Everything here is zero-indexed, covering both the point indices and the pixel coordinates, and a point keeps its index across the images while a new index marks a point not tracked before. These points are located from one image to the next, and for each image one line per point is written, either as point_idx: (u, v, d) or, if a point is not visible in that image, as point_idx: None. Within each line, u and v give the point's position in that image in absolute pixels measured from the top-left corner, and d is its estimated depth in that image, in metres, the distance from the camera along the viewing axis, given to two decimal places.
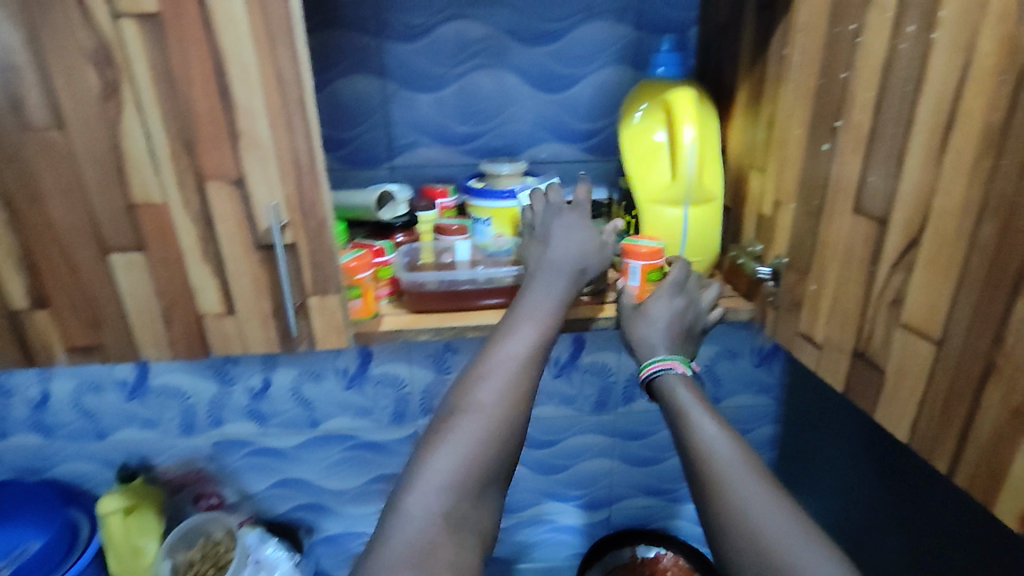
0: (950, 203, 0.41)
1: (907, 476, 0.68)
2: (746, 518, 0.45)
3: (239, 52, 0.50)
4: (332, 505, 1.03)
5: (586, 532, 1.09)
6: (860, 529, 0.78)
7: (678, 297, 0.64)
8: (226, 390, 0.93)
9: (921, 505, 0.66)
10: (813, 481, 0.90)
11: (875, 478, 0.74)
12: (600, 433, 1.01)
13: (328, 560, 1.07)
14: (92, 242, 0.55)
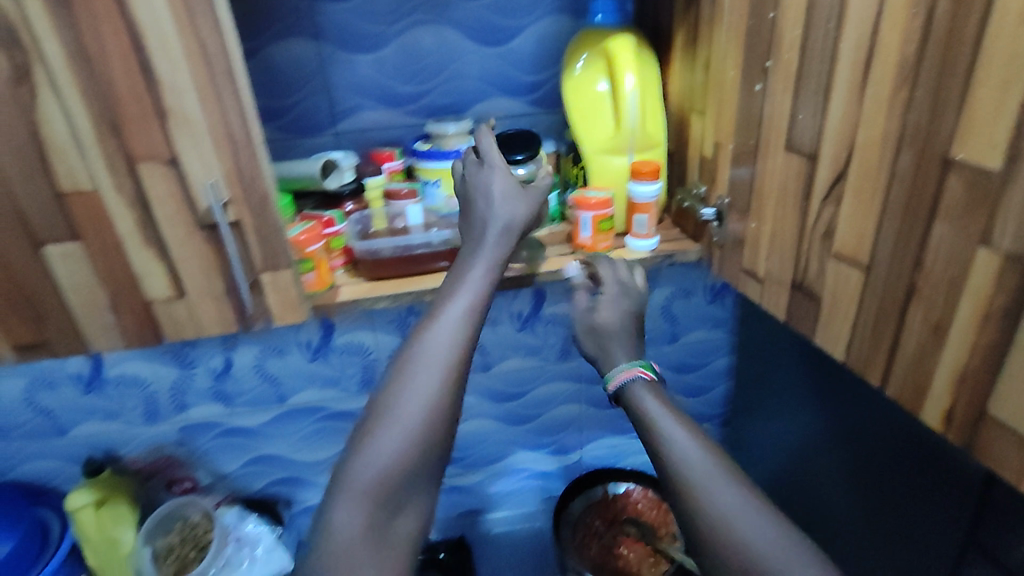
0: (873, 136, 0.43)
1: (848, 400, 0.72)
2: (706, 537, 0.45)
3: (158, 24, 0.48)
4: (309, 476, 1.04)
5: (560, 476, 1.14)
6: (809, 455, 0.83)
7: (625, 300, 0.63)
8: (188, 373, 0.92)
9: (859, 416, 0.71)
10: (766, 407, 0.95)
11: (817, 405, 0.79)
12: (567, 381, 1.04)
13: (311, 529, 1.09)
14: (22, 235, 0.53)
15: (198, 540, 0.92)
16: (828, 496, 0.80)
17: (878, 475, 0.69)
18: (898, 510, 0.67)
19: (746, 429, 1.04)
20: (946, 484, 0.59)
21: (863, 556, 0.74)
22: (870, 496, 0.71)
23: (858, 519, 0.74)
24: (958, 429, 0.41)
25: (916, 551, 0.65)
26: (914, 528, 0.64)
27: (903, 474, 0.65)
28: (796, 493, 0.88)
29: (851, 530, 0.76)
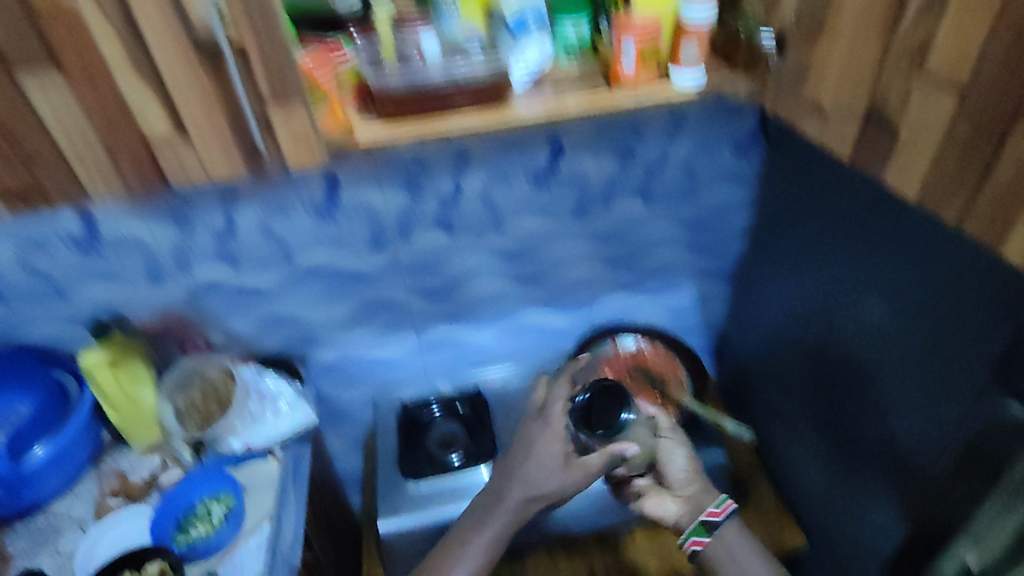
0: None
1: (887, 242, 0.71)
2: None
3: None
4: (322, 335, 1.03)
5: (571, 333, 1.15)
6: (832, 302, 0.84)
7: (679, 453, 0.86)
8: (188, 233, 0.87)
9: (904, 260, 0.69)
10: (788, 252, 0.93)
11: (848, 249, 0.78)
12: (582, 239, 1.02)
13: (327, 385, 1.10)
14: None
15: (218, 396, 0.93)
16: (848, 342, 0.82)
17: (913, 311, 0.69)
18: (931, 342, 0.67)
19: (758, 283, 1.05)
20: (993, 311, 0.59)
21: (881, 393, 0.76)
22: (897, 333, 0.72)
23: (881, 357, 0.76)
24: None
25: (948, 378, 0.66)
26: (948, 357, 0.65)
27: (942, 307, 0.65)
28: (814, 340, 0.89)
29: (871, 367, 0.78)
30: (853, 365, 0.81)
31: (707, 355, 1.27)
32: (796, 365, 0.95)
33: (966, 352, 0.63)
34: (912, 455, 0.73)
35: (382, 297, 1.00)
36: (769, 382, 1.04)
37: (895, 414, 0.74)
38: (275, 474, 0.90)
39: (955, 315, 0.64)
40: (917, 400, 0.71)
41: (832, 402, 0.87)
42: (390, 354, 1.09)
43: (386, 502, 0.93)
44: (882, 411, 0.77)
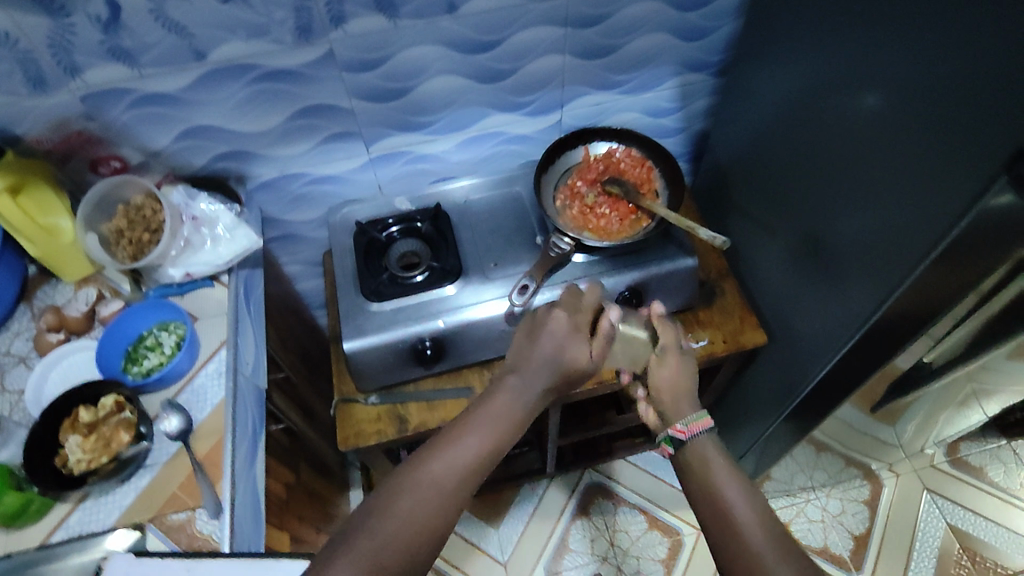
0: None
1: (920, 13, 0.61)
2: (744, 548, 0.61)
3: None
4: (257, 149, 0.91)
5: (538, 140, 1.05)
6: (835, 89, 0.75)
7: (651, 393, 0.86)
8: (63, 23, 0.69)
9: (926, 37, 0.61)
10: (791, 34, 0.83)
11: (866, 24, 0.68)
12: (551, 24, 0.86)
13: (273, 205, 1.01)
14: None
15: (149, 223, 0.83)
16: (838, 135, 0.76)
17: (923, 94, 0.62)
18: (934, 133, 0.61)
19: (751, 74, 0.94)
20: (1006, 103, 0.54)
21: (867, 189, 0.73)
22: (900, 124, 0.65)
23: (875, 152, 0.70)
24: None
25: (943, 172, 0.61)
26: (949, 150, 0.60)
27: (960, 87, 0.58)
28: (804, 134, 0.83)
29: (862, 162, 0.73)
30: (840, 159, 0.76)
31: (683, 158, 1.19)
32: (780, 163, 0.90)
33: (973, 143, 0.58)
34: (886, 251, 0.72)
35: (321, 101, 0.87)
36: (750, 182, 1.00)
37: (873, 210, 0.72)
38: (224, 297, 0.83)
39: (972, 102, 0.57)
40: (905, 196, 0.67)
41: (812, 200, 0.84)
42: (339, 166, 0.98)
43: (348, 324, 0.90)
44: (858, 206, 0.75)
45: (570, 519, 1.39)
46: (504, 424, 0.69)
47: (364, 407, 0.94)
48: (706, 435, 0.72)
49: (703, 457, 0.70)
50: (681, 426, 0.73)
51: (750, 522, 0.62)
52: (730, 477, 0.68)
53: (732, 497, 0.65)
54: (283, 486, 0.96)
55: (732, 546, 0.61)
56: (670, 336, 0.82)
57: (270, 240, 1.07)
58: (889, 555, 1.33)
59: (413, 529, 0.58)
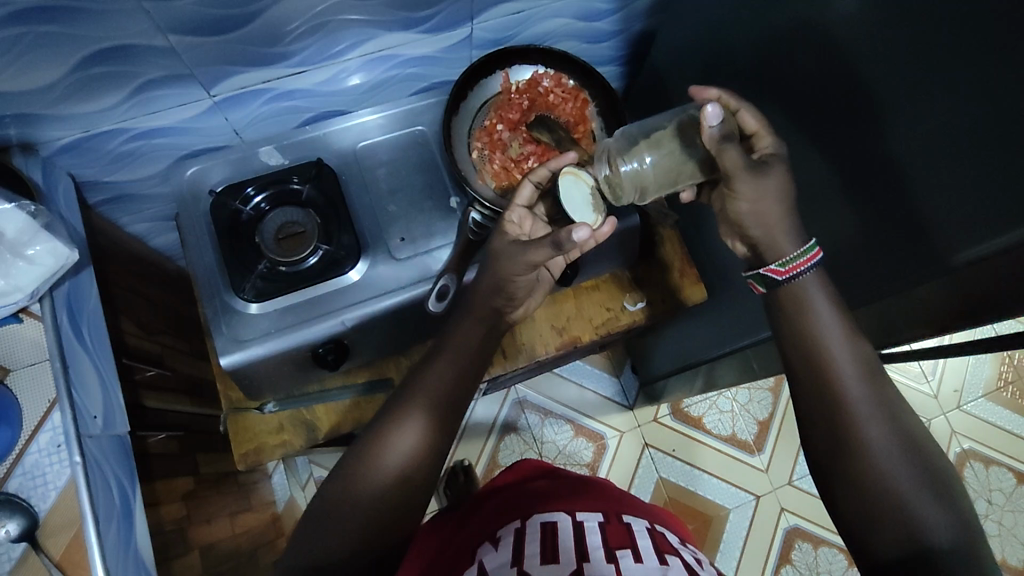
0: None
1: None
2: (854, 447, 0.55)
3: None
4: (40, 110, 0.63)
5: (442, 60, 0.81)
6: (810, 20, 0.62)
7: (672, 170, 0.68)
8: None
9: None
10: None
11: None
12: None
13: (89, 169, 0.74)
14: None
15: None
16: (795, 91, 0.65)
17: (883, 51, 0.54)
18: (949, 76, 0.49)
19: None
20: (986, 66, 0.47)
21: (841, 153, 0.60)
22: (902, 64, 0.53)
23: (857, 104, 0.57)
24: None
25: (958, 127, 0.49)
26: (909, 118, 0.52)
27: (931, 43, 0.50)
28: (764, 78, 0.70)
29: (835, 118, 0.60)
30: (790, 118, 0.66)
31: (617, 63, 0.99)
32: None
33: (1003, 89, 0.46)
34: (855, 235, 0.60)
35: (121, 41, 0.59)
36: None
37: (821, 187, 0.63)
38: (40, 335, 0.62)
39: (1002, 31, 0.45)
40: (869, 168, 0.57)
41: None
42: (174, 116, 0.72)
43: (221, 333, 0.72)
44: (805, 179, 0.65)
45: (499, 437, 1.42)
46: (443, 389, 0.66)
47: (260, 414, 0.80)
48: (811, 272, 0.60)
49: (804, 295, 0.59)
50: (775, 268, 0.60)
51: (853, 381, 0.56)
52: (833, 317, 0.58)
53: (834, 344, 0.58)
54: (181, 502, 0.84)
55: (827, 395, 0.57)
56: (736, 161, 0.60)
57: (97, 205, 0.82)
58: (787, 436, 1.46)
59: (371, 524, 0.60)
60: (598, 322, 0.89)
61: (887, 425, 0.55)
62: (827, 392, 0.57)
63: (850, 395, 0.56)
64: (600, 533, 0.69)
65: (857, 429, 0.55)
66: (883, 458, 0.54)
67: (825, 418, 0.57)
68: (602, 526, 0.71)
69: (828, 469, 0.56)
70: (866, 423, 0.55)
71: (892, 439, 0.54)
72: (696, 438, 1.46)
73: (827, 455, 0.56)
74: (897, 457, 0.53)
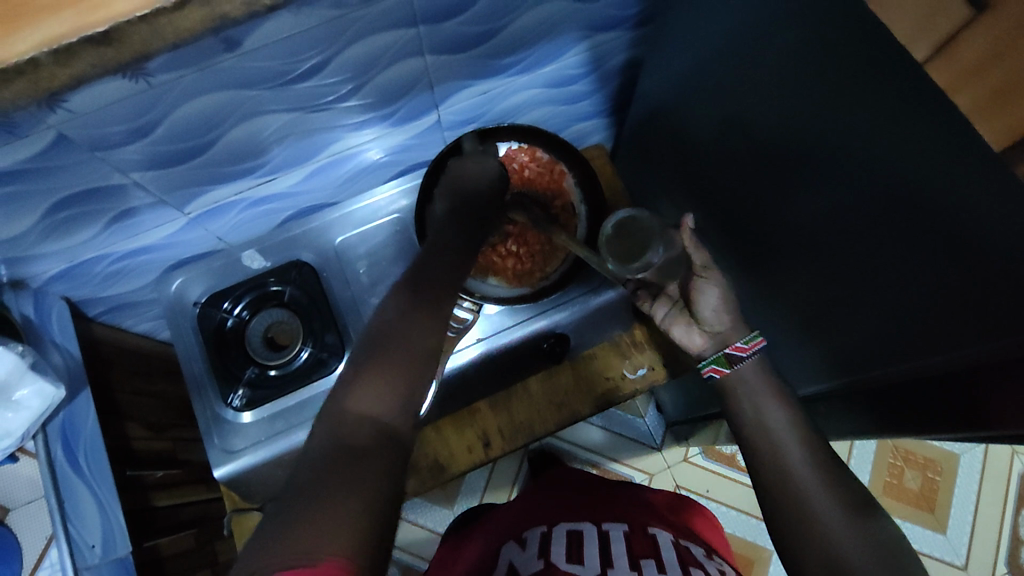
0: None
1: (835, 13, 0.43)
2: (809, 523, 0.51)
3: None
4: (21, 252, 0.65)
5: (414, 144, 0.80)
6: None
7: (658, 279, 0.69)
8: None
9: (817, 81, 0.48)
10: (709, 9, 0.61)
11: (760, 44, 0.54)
12: (395, 27, 0.59)
13: (83, 290, 0.77)
14: None
15: None
16: (758, 164, 0.62)
17: (831, 146, 0.50)
18: (894, 180, 0.44)
19: (675, 28, 0.70)
20: (921, 174, 0.41)
21: (817, 236, 0.56)
22: (849, 151, 0.48)
23: (824, 185, 0.52)
24: None
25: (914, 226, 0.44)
26: (869, 217, 0.48)
27: (863, 147, 0.45)
28: (729, 148, 0.66)
29: (806, 200, 0.55)
30: (762, 193, 0.62)
31: (600, 116, 0.96)
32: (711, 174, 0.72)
33: (948, 194, 0.40)
34: (853, 316, 0.56)
35: (87, 184, 0.60)
36: (691, 188, 0.81)
37: (804, 261, 0.59)
38: (35, 473, 0.64)
39: (928, 150, 0.40)
40: (846, 254, 0.53)
41: (754, 227, 0.68)
42: (155, 236, 0.73)
43: (214, 444, 0.73)
44: (790, 250, 0.61)
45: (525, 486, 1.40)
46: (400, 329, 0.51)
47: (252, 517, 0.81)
48: (751, 359, 0.61)
49: (747, 390, 0.60)
50: (741, 344, 0.62)
51: (801, 460, 0.54)
52: (770, 395, 0.59)
53: (775, 425, 0.57)
54: None
55: (771, 458, 0.55)
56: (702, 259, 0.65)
57: (97, 315, 0.84)
58: None
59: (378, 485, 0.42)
60: (598, 392, 0.85)
61: (838, 492, 0.52)
62: (778, 470, 0.55)
63: (798, 472, 0.54)
64: (624, 540, 0.65)
65: (809, 504, 0.52)
66: (837, 530, 0.50)
67: (779, 496, 0.54)
68: (628, 536, 0.66)
69: (791, 552, 0.52)
70: (816, 499, 0.52)
71: (844, 510, 0.51)
72: (729, 475, 1.41)
73: (793, 533, 0.52)
74: (832, 506, 0.51)
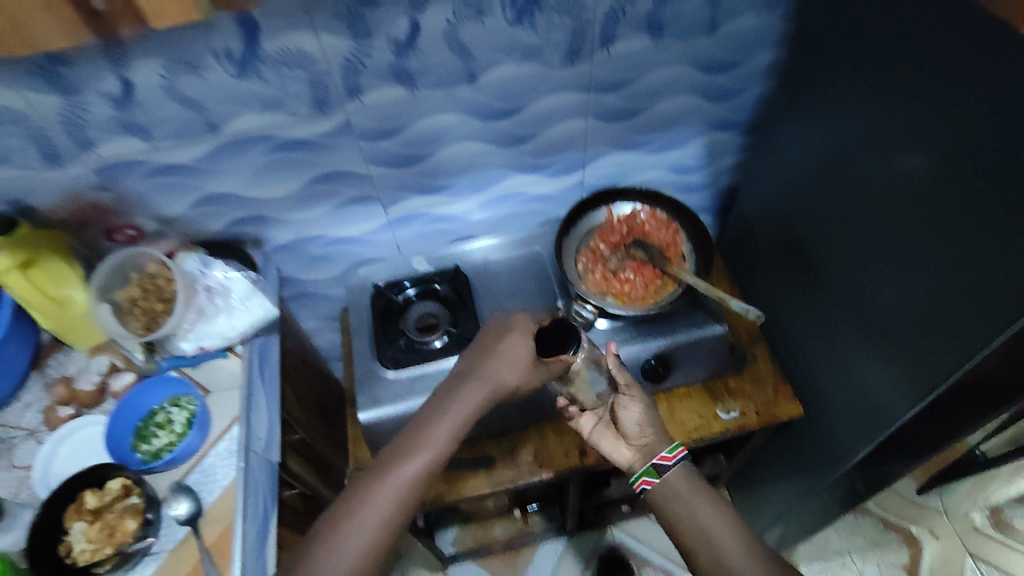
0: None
1: (946, 42, 0.57)
2: None
3: None
4: (273, 214, 0.90)
5: (560, 197, 1.03)
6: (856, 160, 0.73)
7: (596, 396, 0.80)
8: (77, 103, 0.68)
9: (910, 139, 0.63)
10: (812, 100, 0.79)
11: (865, 119, 0.69)
12: (572, 91, 0.85)
13: (291, 266, 1.00)
14: None
15: (161, 292, 0.81)
16: (850, 222, 0.75)
17: (914, 191, 0.63)
18: (977, 204, 0.56)
19: (782, 120, 0.88)
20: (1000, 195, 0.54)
21: (899, 272, 0.68)
22: (935, 186, 0.60)
23: (909, 198, 0.65)
24: None
25: (992, 206, 0.55)
26: (947, 239, 0.60)
27: (949, 180, 0.59)
28: (825, 213, 0.80)
29: (893, 243, 0.68)
30: (855, 249, 0.75)
31: (707, 212, 1.16)
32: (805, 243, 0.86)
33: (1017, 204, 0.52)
34: (935, 316, 0.64)
35: (339, 166, 0.85)
36: (779, 242, 0.94)
37: (890, 296, 0.70)
38: (237, 369, 0.81)
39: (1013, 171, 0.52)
40: (922, 279, 0.65)
41: (842, 262, 0.78)
42: (358, 228, 0.97)
43: (362, 393, 0.87)
44: (875, 290, 0.73)
45: None
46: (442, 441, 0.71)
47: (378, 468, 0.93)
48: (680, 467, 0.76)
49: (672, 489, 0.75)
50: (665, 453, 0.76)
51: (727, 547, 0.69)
52: (697, 490, 0.75)
53: (704, 516, 0.72)
54: None
55: (703, 543, 0.70)
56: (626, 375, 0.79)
57: (287, 298, 1.06)
58: None
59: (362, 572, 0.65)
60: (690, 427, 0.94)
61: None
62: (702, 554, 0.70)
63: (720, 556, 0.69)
64: None
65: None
66: None
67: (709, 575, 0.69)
68: None
69: None
70: None
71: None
72: None
73: None
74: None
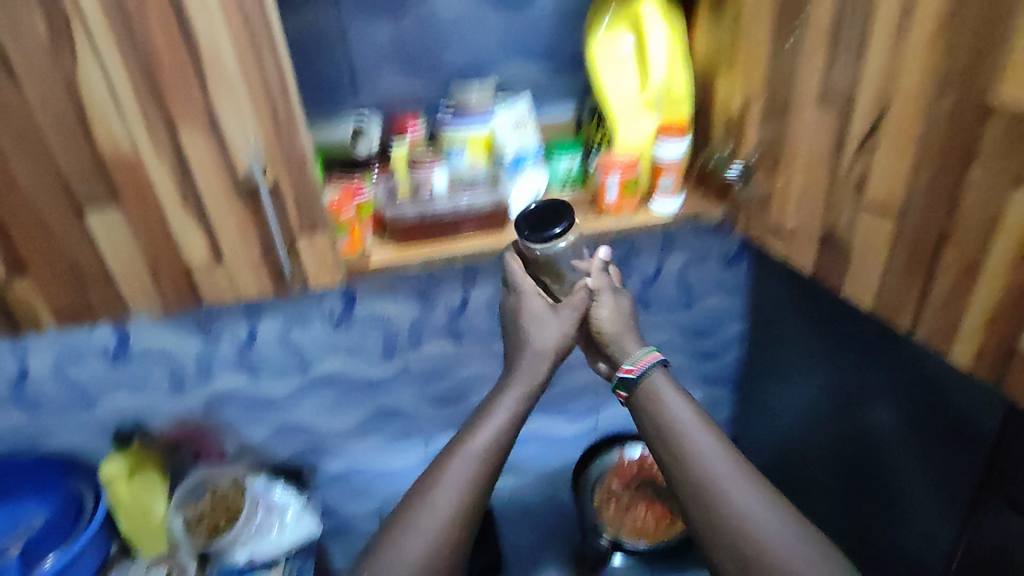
0: (927, 17, 0.46)
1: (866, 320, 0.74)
2: None
3: (214, 38, 0.53)
4: (332, 445, 1.05)
5: (578, 441, 1.17)
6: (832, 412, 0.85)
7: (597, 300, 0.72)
8: (213, 346, 0.91)
9: (869, 396, 0.77)
10: (787, 364, 0.96)
11: (830, 381, 0.84)
12: (584, 349, 1.06)
13: (335, 498, 1.11)
14: (137, 230, 0.60)
15: (228, 506, 0.94)
16: (844, 467, 0.85)
17: (889, 438, 0.75)
18: (939, 446, 0.68)
19: (766, 379, 1.04)
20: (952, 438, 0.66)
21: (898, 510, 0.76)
22: (902, 432, 0.72)
23: (880, 431, 0.77)
24: (989, 365, 0.48)
25: (944, 436, 0.67)
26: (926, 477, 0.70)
27: (910, 428, 0.71)
28: (821, 460, 0.91)
29: (885, 484, 0.78)
30: (857, 492, 0.84)
31: None
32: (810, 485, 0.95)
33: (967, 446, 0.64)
34: (935, 538, 0.71)
35: (393, 404, 1.04)
36: (776, 465, 1.04)
37: (896, 530, 0.78)
38: None
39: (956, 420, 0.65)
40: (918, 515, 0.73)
41: (846, 503, 0.86)
42: (400, 462, 1.10)
43: None
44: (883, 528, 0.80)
45: None
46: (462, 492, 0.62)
47: None
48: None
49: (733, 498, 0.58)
50: None
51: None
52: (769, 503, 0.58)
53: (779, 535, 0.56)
54: None
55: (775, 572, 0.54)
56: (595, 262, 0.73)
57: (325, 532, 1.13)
58: None
59: None
60: None
61: None
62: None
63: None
64: None
65: None
66: None
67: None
68: None
69: None
70: None
71: None
72: None
73: None
74: None
